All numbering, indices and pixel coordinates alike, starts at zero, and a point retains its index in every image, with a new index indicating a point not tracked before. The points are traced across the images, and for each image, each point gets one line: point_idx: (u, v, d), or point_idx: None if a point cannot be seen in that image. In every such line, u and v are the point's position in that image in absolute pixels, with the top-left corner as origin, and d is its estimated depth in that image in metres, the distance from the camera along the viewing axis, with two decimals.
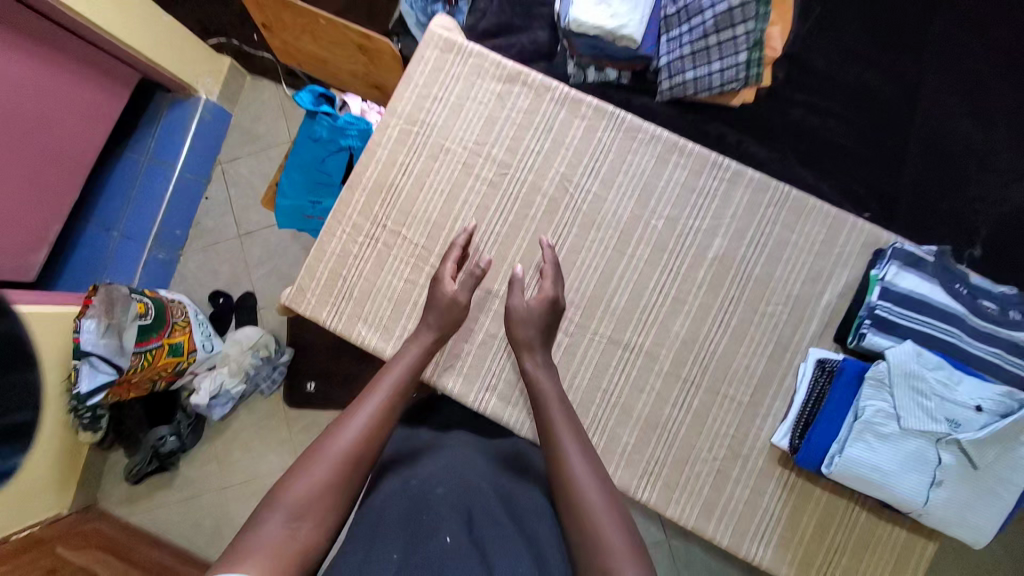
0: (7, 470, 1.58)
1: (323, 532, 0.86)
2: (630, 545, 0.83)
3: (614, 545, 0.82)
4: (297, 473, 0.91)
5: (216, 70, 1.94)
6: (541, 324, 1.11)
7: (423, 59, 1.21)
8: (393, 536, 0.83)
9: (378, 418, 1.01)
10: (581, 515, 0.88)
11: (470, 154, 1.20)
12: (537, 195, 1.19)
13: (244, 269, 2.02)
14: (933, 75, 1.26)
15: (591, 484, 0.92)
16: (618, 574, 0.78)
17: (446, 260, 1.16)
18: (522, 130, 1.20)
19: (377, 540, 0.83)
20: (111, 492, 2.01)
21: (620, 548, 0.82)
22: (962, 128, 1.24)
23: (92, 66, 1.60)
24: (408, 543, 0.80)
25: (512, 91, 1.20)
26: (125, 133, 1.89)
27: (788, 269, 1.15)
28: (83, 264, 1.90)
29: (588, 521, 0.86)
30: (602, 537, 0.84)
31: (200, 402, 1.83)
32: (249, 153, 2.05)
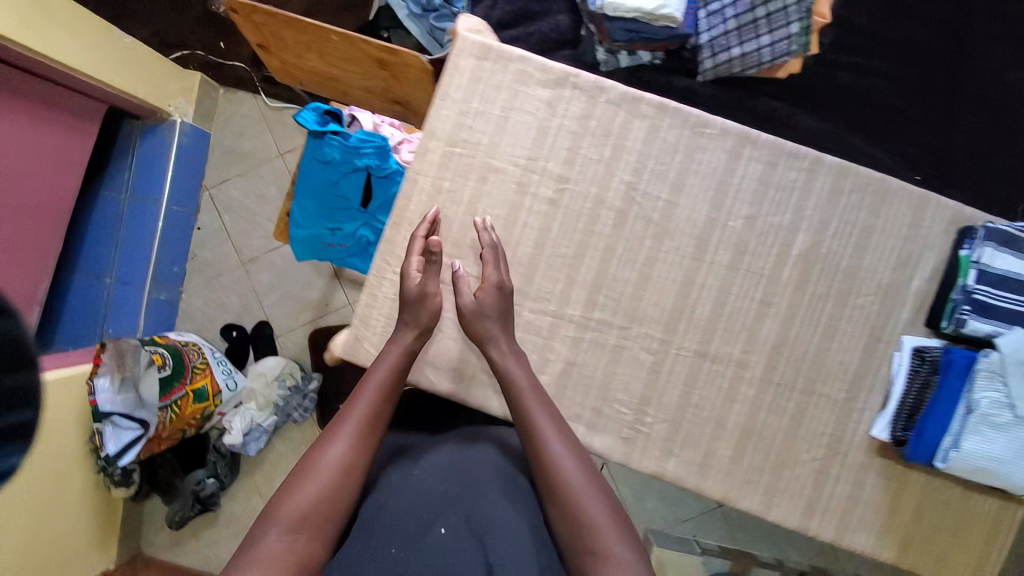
0: (43, 545, 1.51)
1: (327, 544, 0.73)
2: (614, 519, 0.74)
3: (603, 522, 0.73)
4: (290, 487, 0.75)
5: (187, 89, 1.77)
6: (504, 315, 0.86)
7: (458, 70, 0.90)
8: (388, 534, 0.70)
9: (373, 421, 0.82)
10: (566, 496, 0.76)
11: (523, 171, 0.89)
12: (602, 208, 0.88)
13: (254, 299, 1.91)
14: (974, 23, 1.22)
15: (570, 458, 0.78)
16: (610, 552, 0.70)
17: (411, 251, 0.89)
18: (576, 139, 0.89)
19: (371, 540, 0.70)
20: (154, 540, 1.94)
21: (607, 525, 0.73)
22: (1009, 77, 1.20)
23: (56, 105, 1.44)
24: (403, 540, 0.68)
25: (561, 97, 0.89)
26: (100, 170, 1.74)
27: (896, 253, 0.90)
28: (79, 317, 1.76)
29: (575, 502, 0.75)
30: (587, 514, 0.73)
31: (234, 441, 1.74)
32: (238, 173, 1.90)
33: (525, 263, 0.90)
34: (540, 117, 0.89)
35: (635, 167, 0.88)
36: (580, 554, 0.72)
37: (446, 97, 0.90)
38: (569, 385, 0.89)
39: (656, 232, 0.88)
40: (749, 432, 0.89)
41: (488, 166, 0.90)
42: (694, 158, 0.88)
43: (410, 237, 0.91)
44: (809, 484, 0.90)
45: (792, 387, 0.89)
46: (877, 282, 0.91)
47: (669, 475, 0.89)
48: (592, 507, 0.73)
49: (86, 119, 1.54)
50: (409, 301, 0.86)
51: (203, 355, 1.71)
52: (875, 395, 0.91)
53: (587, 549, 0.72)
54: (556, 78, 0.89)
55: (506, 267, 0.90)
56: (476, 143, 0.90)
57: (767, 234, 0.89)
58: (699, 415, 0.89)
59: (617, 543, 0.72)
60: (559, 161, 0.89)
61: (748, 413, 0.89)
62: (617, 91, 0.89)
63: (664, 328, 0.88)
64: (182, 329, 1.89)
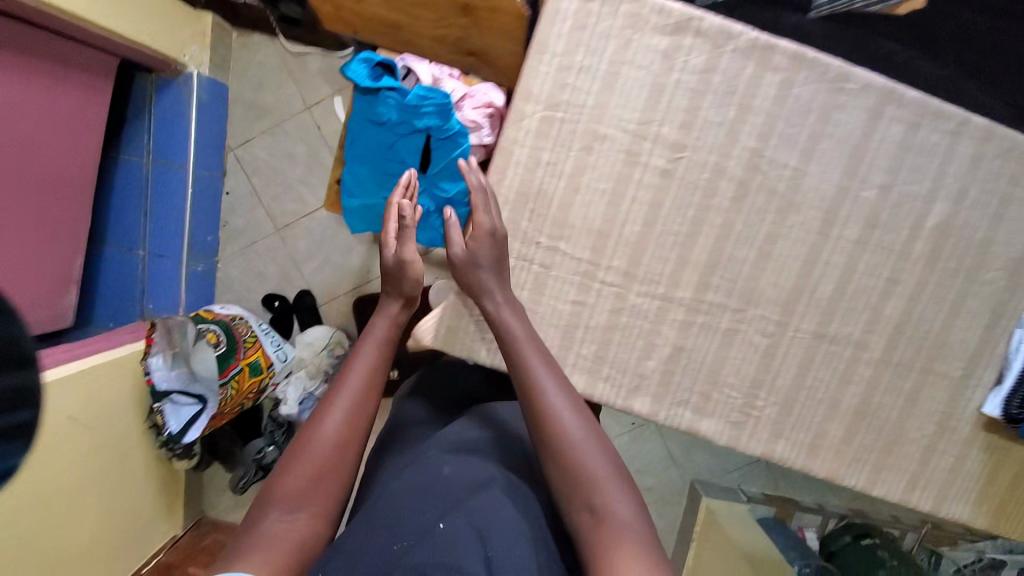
0: (109, 518, 1.54)
1: (326, 521, 0.73)
2: (617, 472, 0.72)
3: (603, 474, 0.71)
4: (284, 466, 0.75)
5: (200, 34, 1.58)
6: (499, 261, 0.81)
7: (561, 13, 0.77)
8: (390, 524, 0.70)
9: (365, 392, 0.82)
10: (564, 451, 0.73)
11: (634, 138, 0.80)
12: (722, 178, 0.80)
13: (294, 266, 1.84)
14: None
15: (569, 410, 0.74)
16: (609, 510, 0.68)
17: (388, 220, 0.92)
18: (697, 96, 0.78)
19: (371, 529, 0.70)
20: (218, 503, 2.02)
21: (608, 477, 0.71)
22: None
23: (63, 60, 1.27)
24: (408, 533, 0.68)
25: (681, 47, 0.77)
26: (117, 133, 1.61)
27: None
28: (115, 290, 1.71)
29: (570, 459, 0.72)
30: (588, 469, 0.71)
31: (291, 411, 1.70)
32: (263, 131, 1.74)
33: (633, 242, 0.82)
34: (654, 74, 0.78)
35: (760, 132, 0.79)
36: (575, 505, 0.70)
37: (545, 51, 0.78)
38: (677, 367, 0.86)
39: (780, 205, 0.80)
40: (862, 413, 0.87)
41: (593, 134, 0.80)
42: (830, 120, 0.78)
43: (505, 216, 0.83)
44: (913, 460, 0.90)
45: (910, 368, 0.86)
46: (1015, 254, 0.83)
47: (777, 455, 0.88)
48: (594, 463, 0.70)
49: (100, 76, 1.39)
50: (391, 271, 0.90)
51: (252, 329, 1.67)
52: (993, 371, 0.87)
53: (584, 502, 0.70)
54: (676, 24, 0.77)
55: (613, 247, 0.82)
56: (578, 107, 0.80)
57: (902, 204, 0.81)
58: (813, 396, 0.86)
59: (619, 497, 0.69)
60: (675, 126, 0.79)
61: (862, 394, 0.86)
62: (746, 39, 0.77)
63: (780, 310, 0.83)
64: (222, 300, 1.84)
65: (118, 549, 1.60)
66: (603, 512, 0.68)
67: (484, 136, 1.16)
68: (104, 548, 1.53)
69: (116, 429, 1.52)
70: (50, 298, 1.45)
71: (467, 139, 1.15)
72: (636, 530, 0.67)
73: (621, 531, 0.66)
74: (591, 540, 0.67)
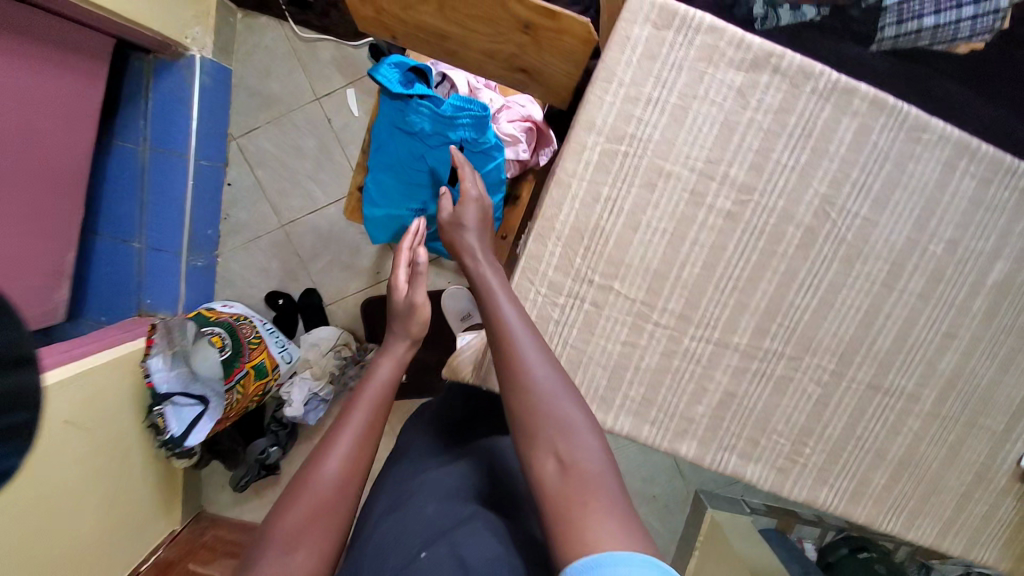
0: (105, 521, 1.35)
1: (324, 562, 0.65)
2: (593, 429, 0.66)
3: (574, 426, 0.65)
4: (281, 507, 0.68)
5: (203, 15, 1.46)
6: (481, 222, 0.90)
7: (630, 41, 0.71)
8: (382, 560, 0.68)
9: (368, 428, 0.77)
10: (534, 400, 0.67)
11: (701, 178, 0.74)
12: (789, 224, 0.76)
13: (299, 264, 1.72)
14: None
15: (541, 361, 0.70)
16: (581, 461, 0.62)
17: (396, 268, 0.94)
18: (772, 137, 0.74)
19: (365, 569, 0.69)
20: (218, 497, 1.81)
21: (582, 430, 0.65)
22: None
23: (55, 40, 1.15)
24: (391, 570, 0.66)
25: (757, 84, 0.72)
26: (110, 119, 1.47)
27: None
28: (107, 282, 1.58)
29: (539, 411, 0.66)
30: (561, 419, 0.66)
31: (295, 414, 1.61)
32: (270, 121, 1.63)
33: (692, 285, 0.78)
34: (728, 109, 0.73)
35: (836, 177, 0.75)
36: (540, 455, 0.64)
37: (611, 79, 0.72)
38: (728, 414, 0.83)
39: (847, 253, 0.77)
40: (906, 463, 0.87)
41: (659, 169, 0.74)
42: (905, 169, 0.75)
43: (558, 252, 0.76)
44: (949, 506, 0.91)
45: (956, 421, 0.85)
46: None
47: (820, 501, 0.87)
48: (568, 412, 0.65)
49: (93, 58, 1.26)
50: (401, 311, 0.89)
51: (256, 329, 1.54)
52: None
53: (551, 450, 0.64)
54: (753, 60, 0.71)
55: (672, 288, 0.77)
56: (643, 139, 0.74)
57: (966, 259, 0.78)
58: (861, 444, 0.85)
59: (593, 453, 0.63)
60: (745, 166, 0.74)
61: (907, 444, 0.85)
62: (824, 78, 0.72)
63: (836, 360, 0.81)
64: (222, 297, 1.73)
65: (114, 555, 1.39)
66: (574, 463, 0.62)
67: (521, 150, 1.10)
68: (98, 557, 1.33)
69: (109, 426, 1.33)
70: (41, 295, 1.31)
71: (503, 153, 1.07)
72: (608, 489, 0.61)
73: (591, 485, 0.60)
74: (556, 495, 0.61)
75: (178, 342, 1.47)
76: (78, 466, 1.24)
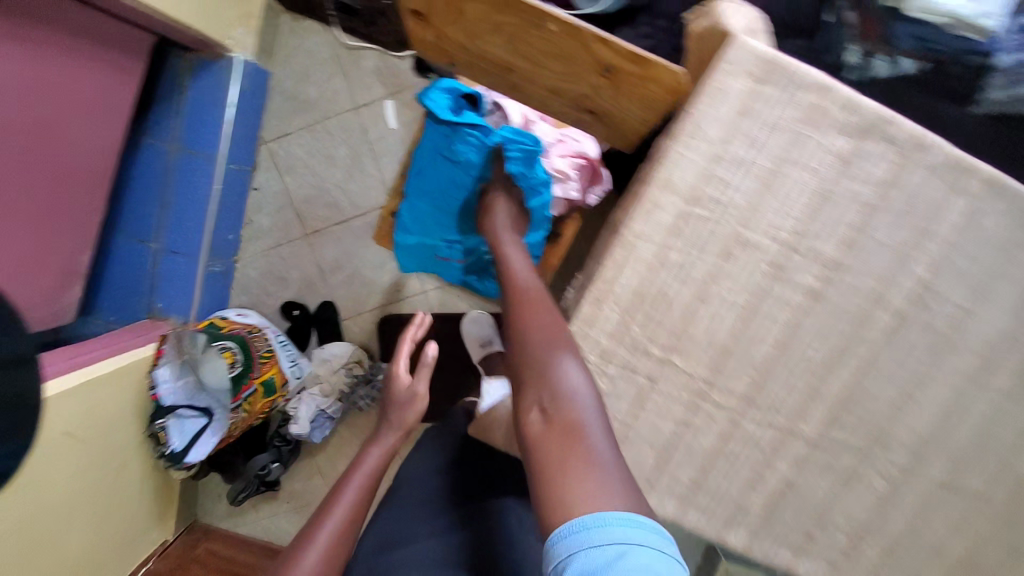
0: (101, 531, 1.27)
1: None
2: (590, 388, 0.69)
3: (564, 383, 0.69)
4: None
5: (246, 16, 1.42)
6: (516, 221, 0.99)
7: (721, 95, 0.64)
8: None
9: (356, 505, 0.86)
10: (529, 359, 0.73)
11: (785, 250, 0.67)
12: (877, 307, 0.69)
13: (318, 275, 1.67)
14: None
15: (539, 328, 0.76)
16: (562, 408, 0.67)
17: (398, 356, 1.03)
18: (869, 212, 0.66)
19: None
20: (213, 507, 1.73)
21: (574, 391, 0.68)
22: None
23: (91, 36, 1.10)
24: None
25: (859, 152, 0.65)
26: (142, 115, 1.43)
27: None
28: (121, 283, 1.52)
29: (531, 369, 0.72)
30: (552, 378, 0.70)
31: (301, 431, 1.56)
32: (303, 126, 1.58)
33: (761, 366, 0.71)
34: (822, 179, 0.66)
35: (935, 262, 0.67)
36: (529, 405, 0.71)
37: (695, 135, 0.66)
38: (784, 505, 0.76)
39: (935, 343, 0.70)
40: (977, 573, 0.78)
41: (737, 238, 0.67)
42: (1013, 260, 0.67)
43: (615, 317, 0.70)
44: None
45: None
46: None
47: None
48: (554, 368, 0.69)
49: (129, 55, 1.21)
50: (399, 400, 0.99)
51: (269, 341, 1.48)
52: None
53: (538, 401, 0.70)
54: (859, 125, 0.65)
55: (737, 366, 0.71)
56: (724, 203, 0.67)
57: None
58: (927, 550, 0.77)
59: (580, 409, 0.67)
60: (833, 241, 0.67)
61: (978, 554, 0.77)
62: (933, 153, 0.65)
63: (911, 458, 0.74)
64: (237, 302, 1.68)
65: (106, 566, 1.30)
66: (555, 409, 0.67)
67: (572, 188, 1.03)
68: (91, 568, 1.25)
69: (113, 433, 1.27)
70: (54, 294, 1.26)
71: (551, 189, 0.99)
72: (589, 444, 0.65)
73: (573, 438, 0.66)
74: (541, 442, 0.67)
75: (187, 351, 1.41)
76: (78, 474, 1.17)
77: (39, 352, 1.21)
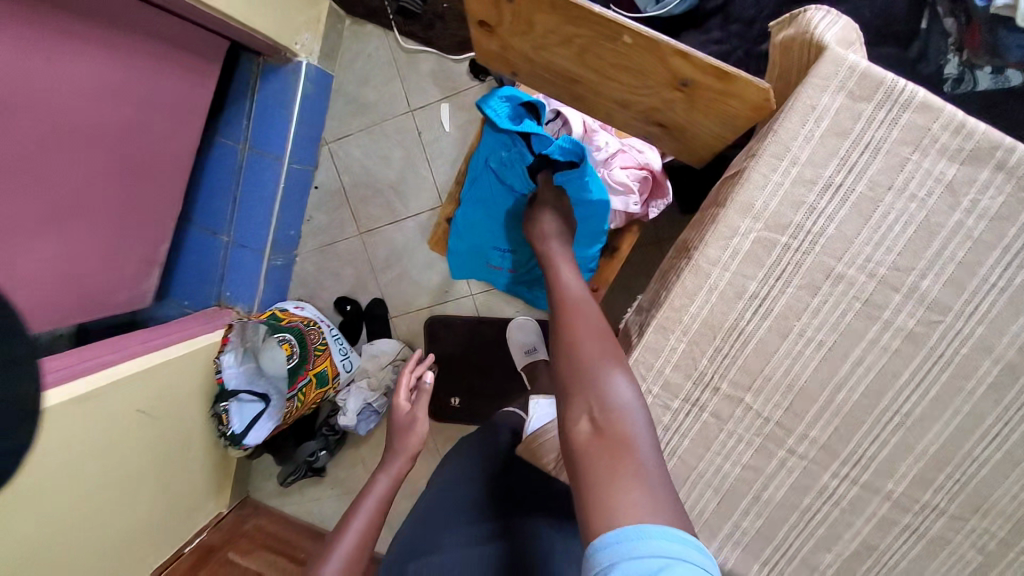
0: (164, 504, 1.37)
1: None
2: (640, 404, 0.61)
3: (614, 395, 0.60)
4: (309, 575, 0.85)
5: (314, 20, 1.45)
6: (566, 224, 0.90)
7: (812, 114, 0.58)
8: None
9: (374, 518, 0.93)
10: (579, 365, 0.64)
11: (879, 288, 0.61)
12: (985, 356, 0.61)
13: (370, 273, 1.71)
14: None
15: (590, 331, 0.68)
16: (616, 420, 0.58)
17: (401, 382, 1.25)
18: (983, 249, 0.58)
19: None
20: (263, 485, 1.83)
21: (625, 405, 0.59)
22: None
23: (174, 44, 1.17)
24: None
25: (974, 180, 0.57)
26: (218, 116, 1.51)
27: None
28: (193, 272, 1.63)
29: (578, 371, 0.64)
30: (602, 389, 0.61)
31: (348, 423, 1.60)
32: (362, 128, 1.62)
33: (844, 413, 0.64)
34: (928, 210, 0.58)
35: None
36: (570, 412, 0.62)
37: (782, 157, 0.60)
38: (861, 565, 0.69)
39: None
40: None
41: (826, 272, 0.61)
42: None
43: (681, 349, 0.65)
44: None
45: None
46: None
47: None
48: (612, 379, 0.61)
49: (205, 59, 1.28)
50: (399, 423, 1.13)
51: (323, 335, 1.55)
52: None
53: (584, 408, 0.60)
54: (972, 151, 0.57)
55: (815, 410, 0.64)
56: (812, 233, 0.60)
57: None
58: None
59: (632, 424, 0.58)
60: (941, 280, 0.59)
61: None
62: None
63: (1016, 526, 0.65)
64: (295, 295, 1.76)
65: (166, 540, 1.40)
66: (608, 419, 0.58)
67: (632, 202, 0.97)
68: (153, 536, 1.34)
69: (178, 413, 1.36)
70: (133, 280, 1.36)
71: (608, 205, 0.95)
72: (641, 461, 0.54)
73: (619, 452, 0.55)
74: (582, 451, 0.57)
75: (249, 339, 1.46)
76: (146, 450, 1.26)
77: (39, 359, 1.14)
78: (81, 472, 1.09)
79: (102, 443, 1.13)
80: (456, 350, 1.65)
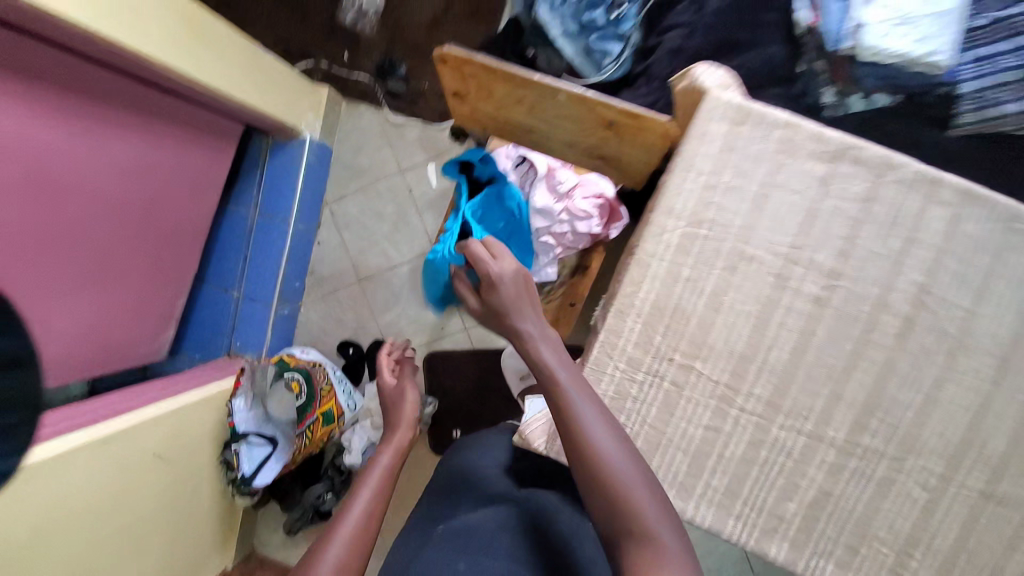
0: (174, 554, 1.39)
1: None
2: (661, 503, 0.67)
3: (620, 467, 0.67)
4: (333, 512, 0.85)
5: (316, 103, 1.70)
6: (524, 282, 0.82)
7: (708, 137, 0.77)
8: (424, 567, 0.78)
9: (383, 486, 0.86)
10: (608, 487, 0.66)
11: (785, 263, 0.76)
12: (884, 313, 0.74)
13: (370, 317, 1.84)
14: None
15: (608, 438, 0.68)
16: (650, 536, 0.64)
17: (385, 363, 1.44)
18: (857, 226, 0.75)
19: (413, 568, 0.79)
20: (269, 538, 1.83)
21: (633, 483, 0.66)
22: None
23: (198, 128, 1.40)
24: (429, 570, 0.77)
25: (840, 174, 0.75)
26: (231, 187, 1.72)
27: None
28: (207, 326, 1.76)
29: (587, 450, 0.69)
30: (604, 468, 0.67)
31: (354, 462, 1.67)
32: (359, 189, 1.83)
33: (779, 371, 0.76)
34: (809, 200, 0.75)
35: (929, 267, 0.73)
36: (607, 529, 0.67)
37: (690, 169, 0.77)
38: (825, 516, 0.77)
39: (948, 346, 0.74)
40: None
41: (740, 254, 0.77)
42: (1005, 260, 0.73)
43: (638, 329, 0.79)
44: None
45: None
46: None
47: None
48: (640, 495, 0.65)
49: (224, 139, 1.50)
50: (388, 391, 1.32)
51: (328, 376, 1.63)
52: None
53: (621, 528, 0.65)
54: (832, 152, 0.74)
55: (755, 372, 0.77)
56: (725, 224, 0.77)
57: None
58: (973, 558, 0.77)
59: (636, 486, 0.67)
60: (829, 253, 0.75)
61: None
62: (910, 171, 0.73)
63: (944, 462, 0.75)
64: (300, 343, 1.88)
65: None
66: (644, 537, 0.64)
67: (594, 225, 1.15)
68: None
69: (189, 460, 1.41)
70: (151, 335, 1.49)
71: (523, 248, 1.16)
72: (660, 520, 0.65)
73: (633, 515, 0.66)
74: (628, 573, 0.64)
75: (257, 386, 1.62)
76: (158, 497, 1.29)
77: (41, 415, 1.16)
78: (97, 518, 1.13)
79: (121, 487, 1.18)
80: (454, 381, 1.77)
